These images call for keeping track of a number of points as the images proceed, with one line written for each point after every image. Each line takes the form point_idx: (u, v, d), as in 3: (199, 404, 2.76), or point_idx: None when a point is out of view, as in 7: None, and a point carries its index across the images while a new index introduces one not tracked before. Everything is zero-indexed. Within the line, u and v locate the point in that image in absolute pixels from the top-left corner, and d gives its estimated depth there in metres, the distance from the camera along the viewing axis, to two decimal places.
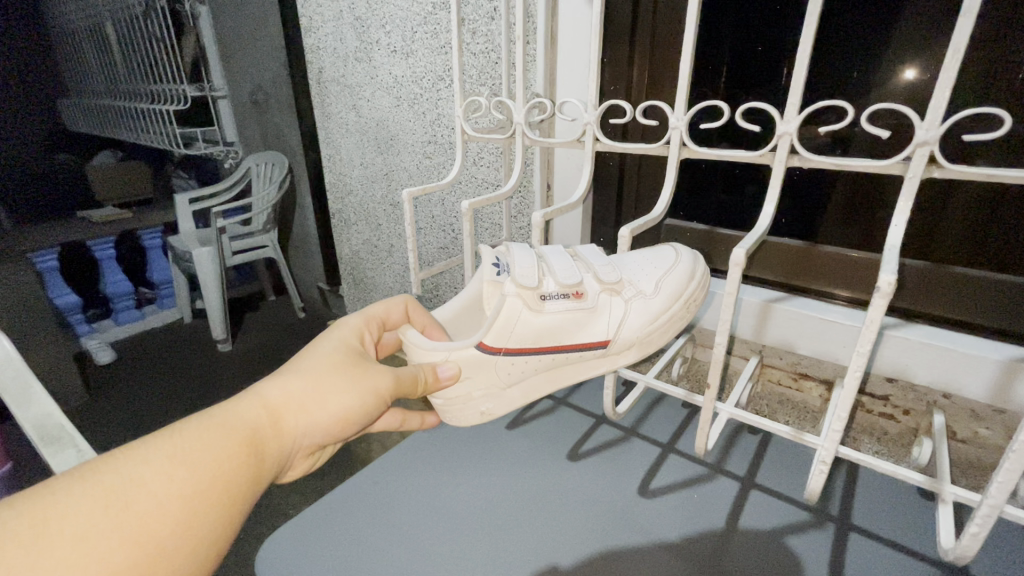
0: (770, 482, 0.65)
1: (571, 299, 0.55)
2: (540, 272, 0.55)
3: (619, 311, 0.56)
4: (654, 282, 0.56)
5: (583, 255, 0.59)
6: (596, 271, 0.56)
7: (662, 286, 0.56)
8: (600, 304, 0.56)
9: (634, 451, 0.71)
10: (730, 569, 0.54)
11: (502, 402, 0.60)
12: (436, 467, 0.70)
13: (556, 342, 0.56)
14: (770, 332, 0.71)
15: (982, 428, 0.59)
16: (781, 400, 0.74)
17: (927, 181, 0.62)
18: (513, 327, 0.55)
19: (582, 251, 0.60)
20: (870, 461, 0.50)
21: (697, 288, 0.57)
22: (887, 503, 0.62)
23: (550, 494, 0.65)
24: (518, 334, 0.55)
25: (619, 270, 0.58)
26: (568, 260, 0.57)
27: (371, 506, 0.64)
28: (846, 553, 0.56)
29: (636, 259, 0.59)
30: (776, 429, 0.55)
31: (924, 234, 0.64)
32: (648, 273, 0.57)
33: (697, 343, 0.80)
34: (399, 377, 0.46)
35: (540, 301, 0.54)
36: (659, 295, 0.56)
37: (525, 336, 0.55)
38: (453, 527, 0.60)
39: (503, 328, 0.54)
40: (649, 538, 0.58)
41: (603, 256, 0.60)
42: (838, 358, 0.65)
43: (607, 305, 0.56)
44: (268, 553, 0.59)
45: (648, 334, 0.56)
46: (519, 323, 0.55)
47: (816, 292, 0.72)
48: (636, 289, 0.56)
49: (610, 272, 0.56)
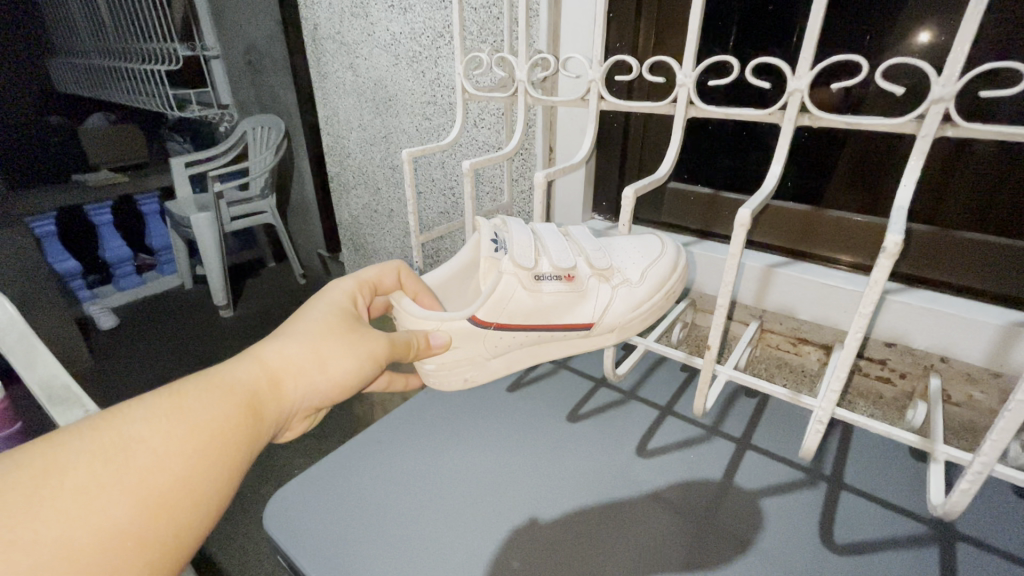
0: (765, 443, 0.67)
1: (562, 280, 0.55)
2: (535, 251, 0.55)
3: (606, 297, 0.56)
4: (641, 270, 0.56)
5: (575, 236, 0.59)
6: (588, 255, 0.56)
7: (650, 275, 0.56)
8: (588, 289, 0.56)
9: (633, 413, 0.73)
10: (724, 525, 0.56)
11: (491, 371, 0.60)
12: (438, 428, 0.71)
13: (544, 320, 0.57)
14: (772, 297, 0.70)
15: (976, 391, 0.60)
16: (779, 363, 0.75)
17: (937, 142, 0.61)
18: (503, 305, 0.55)
19: (575, 232, 0.61)
20: (865, 422, 0.51)
21: (676, 281, 0.58)
22: (879, 463, 0.64)
23: (551, 453, 0.66)
24: (509, 311, 0.55)
25: (609, 255, 0.57)
26: (563, 242, 0.57)
27: (375, 464, 0.66)
28: (836, 510, 0.58)
29: (624, 245, 0.59)
30: (774, 391, 0.56)
31: (932, 197, 0.63)
32: (636, 260, 0.57)
33: (698, 309, 0.80)
34: (392, 344, 0.47)
35: (535, 281, 0.55)
36: (647, 283, 0.56)
37: (516, 313, 0.56)
38: (457, 483, 0.62)
39: (494, 306, 0.54)
40: (645, 495, 0.60)
41: (595, 239, 0.60)
42: (838, 323, 0.65)
43: (595, 289, 0.56)
44: (276, 506, 0.60)
45: (630, 320, 0.56)
46: (510, 302, 0.55)
47: (819, 258, 0.71)
48: (624, 275, 0.56)
49: (600, 257, 0.56)
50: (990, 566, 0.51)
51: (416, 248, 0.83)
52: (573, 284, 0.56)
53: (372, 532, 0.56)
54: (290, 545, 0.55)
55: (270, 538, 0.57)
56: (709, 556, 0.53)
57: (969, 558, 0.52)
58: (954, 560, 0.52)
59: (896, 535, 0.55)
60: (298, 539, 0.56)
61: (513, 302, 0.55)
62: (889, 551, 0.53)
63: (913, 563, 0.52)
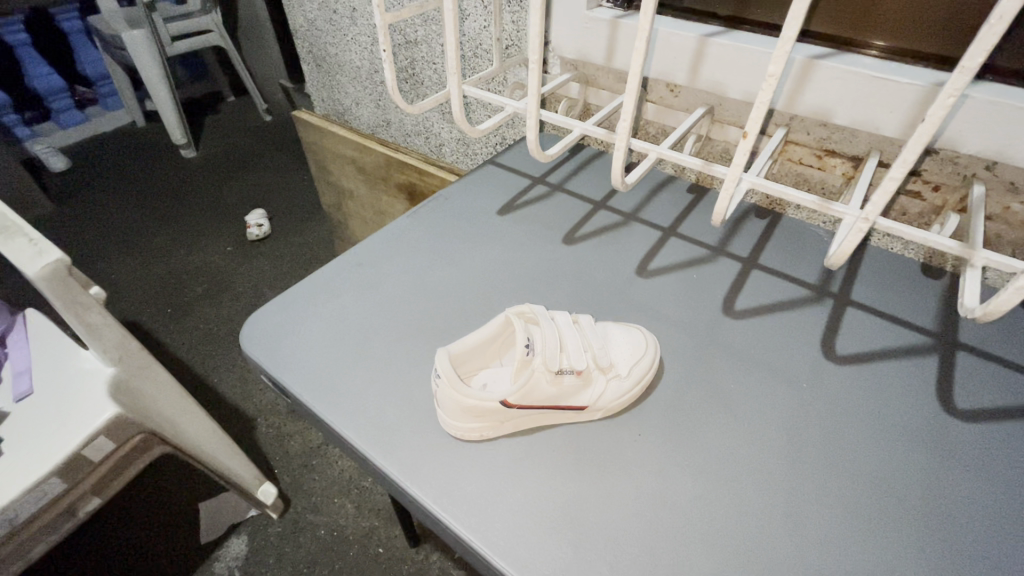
0: (773, 262, 0.63)
1: (578, 372, 0.46)
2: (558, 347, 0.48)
3: (594, 395, 0.47)
4: (603, 343, 0.50)
5: (600, 346, 0.50)
6: (592, 350, 0.49)
7: (636, 371, 0.48)
8: (586, 371, 0.47)
9: (634, 234, 0.67)
10: (724, 342, 0.54)
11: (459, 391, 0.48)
12: (421, 250, 0.65)
13: (543, 429, 0.47)
14: (806, 99, 0.60)
15: (1015, 202, 0.55)
16: (798, 181, 0.67)
17: None
18: (469, 346, 0.49)
19: (614, 353, 0.50)
20: (901, 229, 0.45)
21: (621, 353, 0.50)
22: (891, 279, 0.60)
23: (545, 276, 0.61)
24: (513, 419, 0.46)
25: (599, 349, 0.49)
26: (589, 341, 0.50)
27: (355, 286, 0.60)
28: (839, 325, 0.55)
29: (616, 356, 0.50)
30: (803, 200, 0.48)
31: None
32: (604, 345, 0.50)
33: (715, 119, 0.69)
34: None
35: (558, 376, 0.46)
36: (636, 382, 0.48)
37: (523, 422, 0.46)
38: (444, 305, 0.58)
39: (464, 369, 0.51)
40: (646, 313, 0.57)
41: (600, 352, 0.49)
42: (878, 127, 0.57)
43: (570, 337, 0.49)
44: (253, 329, 0.56)
45: (573, 337, 0.49)
46: (496, 378, 0.52)
47: (865, 48, 0.59)
48: (595, 355, 0.49)
49: (593, 351, 0.49)
50: (986, 373, 0.51)
51: (386, 53, 0.59)
52: (584, 378, 0.47)
53: (357, 353, 0.53)
54: (273, 367, 0.52)
55: (251, 360, 0.55)
56: (705, 370, 0.52)
57: (967, 367, 0.51)
58: (952, 369, 0.51)
59: (900, 346, 0.53)
60: (280, 360, 0.53)
61: (461, 492, 0.43)
62: (890, 361, 0.52)
63: (910, 373, 0.51)
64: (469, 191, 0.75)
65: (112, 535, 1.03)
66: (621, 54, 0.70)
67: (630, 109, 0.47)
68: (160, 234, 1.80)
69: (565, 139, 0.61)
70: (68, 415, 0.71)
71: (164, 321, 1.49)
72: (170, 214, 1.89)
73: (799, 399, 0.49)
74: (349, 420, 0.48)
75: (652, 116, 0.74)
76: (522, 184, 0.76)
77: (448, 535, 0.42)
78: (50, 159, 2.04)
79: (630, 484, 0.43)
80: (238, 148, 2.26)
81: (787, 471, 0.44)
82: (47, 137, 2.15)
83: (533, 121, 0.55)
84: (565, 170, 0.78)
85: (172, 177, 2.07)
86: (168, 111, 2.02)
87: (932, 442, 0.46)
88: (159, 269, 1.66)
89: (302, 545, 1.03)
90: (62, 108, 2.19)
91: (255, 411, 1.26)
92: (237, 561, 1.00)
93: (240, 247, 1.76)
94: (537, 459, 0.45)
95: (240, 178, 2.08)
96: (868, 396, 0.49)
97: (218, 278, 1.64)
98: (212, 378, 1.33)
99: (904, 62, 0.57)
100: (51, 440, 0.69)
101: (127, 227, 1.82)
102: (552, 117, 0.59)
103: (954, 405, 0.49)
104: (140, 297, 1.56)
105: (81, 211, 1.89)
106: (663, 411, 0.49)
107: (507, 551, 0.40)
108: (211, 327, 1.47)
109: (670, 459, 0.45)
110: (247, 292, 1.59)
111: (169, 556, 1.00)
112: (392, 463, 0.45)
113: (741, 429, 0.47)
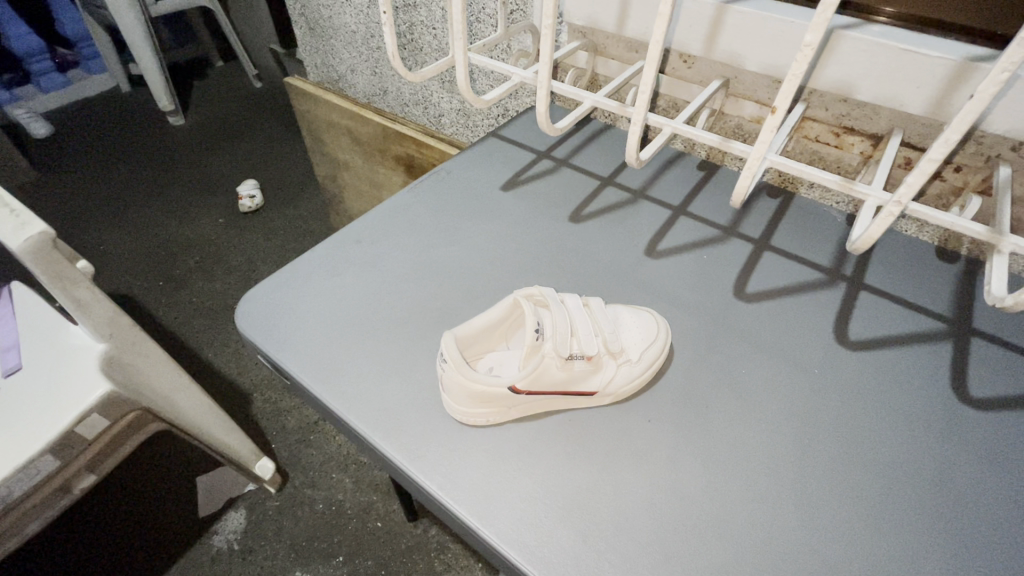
0: (785, 242, 0.61)
1: (588, 357, 0.45)
2: (571, 329, 0.47)
3: (607, 382, 0.46)
4: (616, 328, 0.49)
5: (613, 329, 0.49)
6: (604, 334, 0.48)
7: (648, 354, 0.47)
8: (597, 359, 0.46)
9: (643, 212, 0.64)
10: (735, 327, 0.53)
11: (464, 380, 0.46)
12: (421, 227, 0.63)
13: (551, 414, 0.46)
14: (828, 73, 0.57)
15: None
16: (812, 158, 0.65)
17: None
18: (477, 329, 0.48)
19: (627, 336, 0.49)
20: (927, 212, 0.43)
21: (636, 337, 0.49)
22: (906, 262, 0.59)
23: (552, 256, 0.59)
24: (521, 405, 0.45)
25: (612, 333, 0.48)
26: (600, 323, 0.49)
27: (355, 264, 0.58)
28: (852, 309, 0.54)
29: (632, 339, 0.48)
30: (825, 179, 0.46)
31: None
32: (619, 331, 0.49)
33: (730, 92, 0.66)
34: None
35: (568, 363, 0.45)
36: (646, 366, 0.47)
37: (531, 408, 0.45)
38: (447, 285, 0.56)
39: (469, 352, 0.49)
40: (655, 295, 0.56)
41: (614, 336, 0.48)
42: (902, 103, 0.54)
43: (580, 321, 0.48)
44: (250, 307, 0.54)
45: (582, 321, 0.47)
46: (503, 361, 0.51)
47: (871, 14, 0.57)
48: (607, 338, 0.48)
49: (608, 336, 0.48)
50: (999, 361, 0.50)
51: (387, 16, 0.55)
52: (595, 363, 0.46)
53: (359, 333, 0.52)
54: (272, 347, 0.51)
55: (248, 340, 0.53)
56: (716, 356, 0.50)
57: (981, 354, 0.50)
58: (965, 357, 0.50)
59: (912, 332, 0.52)
60: (279, 341, 0.51)
61: (467, 481, 0.42)
62: (903, 347, 0.51)
63: (923, 360, 0.50)
64: (471, 165, 0.72)
65: (108, 509, 1.02)
66: (634, 21, 0.66)
67: (649, 79, 0.45)
68: (149, 205, 1.75)
69: (575, 111, 0.58)
70: (60, 391, 0.67)
71: (155, 294, 1.46)
72: (160, 184, 1.83)
73: (812, 385, 0.48)
74: (350, 404, 0.46)
75: (665, 88, 0.71)
76: (527, 158, 0.73)
77: (455, 522, 0.41)
78: (32, 125, 1.97)
79: (642, 472, 0.42)
80: (227, 115, 2.19)
81: (800, 460, 0.43)
82: (27, 102, 2.06)
83: (543, 92, 0.52)
84: (571, 144, 0.75)
85: (159, 146, 2.00)
86: (154, 77, 1.94)
87: (945, 430, 0.45)
88: (148, 240, 1.62)
89: (301, 519, 1.03)
90: (42, 70, 2.08)
91: (250, 386, 1.25)
92: (237, 534, 1.00)
93: (233, 220, 1.72)
94: (544, 445, 0.44)
95: (231, 146, 2.02)
96: (881, 383, 0.49)
97: (210, 250, 1.60)
98: (206, 352, 1.31)
99: (938, 34, 0.54)
100: (43, 416, 0.65)
101: (114, 196, 1.77)
102: (562, 87, 0.56)
103: (967, 392, 0.48)
104: (130, 270, 1.53)
105: (66, 179, 1.83)
106: (674, 398, 0.47)
107: (516, 540, 0.39)
108: (205, 300, 1.45)
109: (682, 445, 0.44)
110: (240, 266, 1.56)
111: (167, 533, 0.99)
112: (396, 449, 0.44)
113: (752, 415, 0.46)
